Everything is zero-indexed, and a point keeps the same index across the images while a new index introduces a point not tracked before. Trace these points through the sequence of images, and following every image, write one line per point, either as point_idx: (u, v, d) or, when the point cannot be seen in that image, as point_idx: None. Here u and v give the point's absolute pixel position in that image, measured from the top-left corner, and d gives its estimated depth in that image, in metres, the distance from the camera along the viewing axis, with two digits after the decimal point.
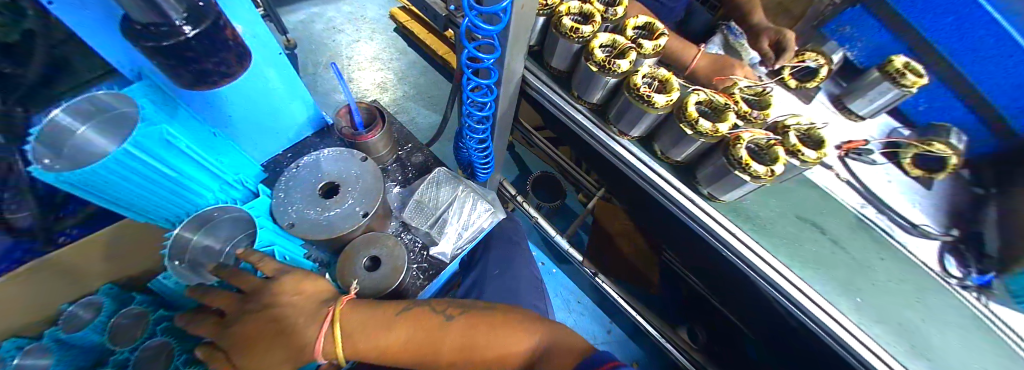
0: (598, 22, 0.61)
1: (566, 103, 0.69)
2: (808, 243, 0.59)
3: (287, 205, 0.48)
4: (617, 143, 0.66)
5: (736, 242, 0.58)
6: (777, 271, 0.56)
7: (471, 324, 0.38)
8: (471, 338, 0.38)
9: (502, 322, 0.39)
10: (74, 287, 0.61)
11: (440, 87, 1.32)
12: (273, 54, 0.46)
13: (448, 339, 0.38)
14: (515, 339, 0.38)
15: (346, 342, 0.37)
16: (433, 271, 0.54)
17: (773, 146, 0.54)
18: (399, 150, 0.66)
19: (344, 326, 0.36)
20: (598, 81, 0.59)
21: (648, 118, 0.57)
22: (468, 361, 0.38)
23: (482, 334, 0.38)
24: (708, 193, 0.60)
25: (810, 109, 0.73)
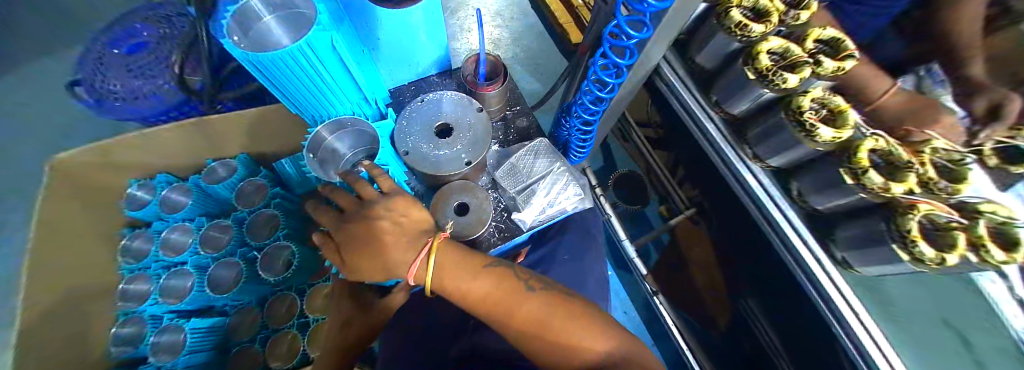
0: (773, 24, 0.50)
1: (699, 107, 0.63)
2: (937, 347, 0.50)
3: (404, 133, 0.51)
4: (745, 167, 0.59)
5: (841, 305, 0.50)
6: (876, 344, 0.48)
7: (547, 303, 0.38)
8: (543, 317, 0.37)
9: (579, 316, 0.37)
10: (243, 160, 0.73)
11: (550, 61, 1.28)
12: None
13: (520, 309, 0.37)
14: (587, 337, 0.36)
15: (436, 275, 0.39)
16: (508, 234, 0.55)
17: (952, 231, 0.42)
18: (507, 109, 0.66)
19: (438, 257, 0.38)
20: (752, 91, 0.52)
21: (799, 150, 0.49)
22: (532, 340, 0.37)
23: (557, 318, 0.37)
24: (842, 258, 0.51)
25: (1001, 197, 0.57)
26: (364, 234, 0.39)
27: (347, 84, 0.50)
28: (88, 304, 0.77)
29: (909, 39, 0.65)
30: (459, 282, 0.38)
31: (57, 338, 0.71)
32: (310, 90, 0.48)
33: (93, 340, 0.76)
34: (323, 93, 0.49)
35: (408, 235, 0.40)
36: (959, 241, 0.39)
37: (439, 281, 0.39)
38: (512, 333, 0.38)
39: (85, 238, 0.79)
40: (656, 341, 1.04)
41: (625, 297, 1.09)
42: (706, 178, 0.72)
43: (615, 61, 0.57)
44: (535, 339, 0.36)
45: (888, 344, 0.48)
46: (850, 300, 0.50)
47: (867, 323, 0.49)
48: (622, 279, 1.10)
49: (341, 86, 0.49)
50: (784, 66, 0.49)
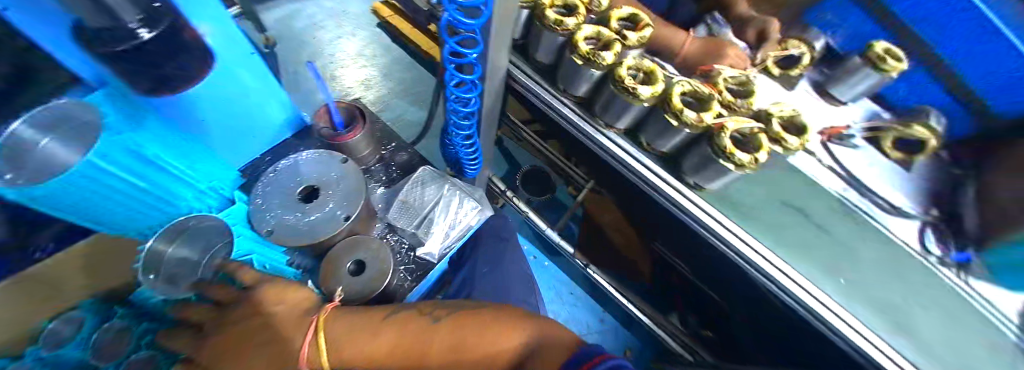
0: (582, 14, 0.60)
1: (552, 95, 0.69)
2: (791, 227, 0.61)
3: (263, 216, 0.46)
4: (604, 135, 0.66)
5: (722, 230, 0.59)
6: (760, 255, 0.57)
7: (455, 328, 0.39)
8: (459, 338, 0.39)
9: (491, 324, 0.40)
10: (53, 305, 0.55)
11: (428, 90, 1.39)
12: (244, 54, 0.44)
13: (433, 341, 0.38)
14: (504, 336, 0.39)
15: (332, 353, 0.36)
16: (421, 272, 0.53)
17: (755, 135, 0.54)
18: (382, 149, 0.64)
19: (328, 335, 0.36)
20: (584, 74, 0.59)
21: (633, 110, 0.58)
22: (457, 361, 0.38)
23: (470, 333, 0.39)
24: (694, 182, 0.61)
25: (793, 96, 0.73)
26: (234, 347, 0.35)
27: (183, 185, 0.45)
28: None
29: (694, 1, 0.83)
30: (358, 342, 0.37)
31: None
32: (142, 204, 0.42)
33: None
34: (164, 197, 0.43)
35: (294, 319, 0.37)
36: (763, 140, 0.53)
37: (339, 353, 0.36)
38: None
39: None
40: (605, 308, 1.11)
41: (566, 279, 1.15)
42: (588, 157, 0.85)
43: (463, 78, 0.61)
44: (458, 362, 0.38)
45: (770, 252, 0.58)
46: (717, 217, 0.60)
47: (733, 231, 0.59)
48: (560, 265, 1.16)
49: (174, 190, 0.44)
50: (601, 47, 0.58)
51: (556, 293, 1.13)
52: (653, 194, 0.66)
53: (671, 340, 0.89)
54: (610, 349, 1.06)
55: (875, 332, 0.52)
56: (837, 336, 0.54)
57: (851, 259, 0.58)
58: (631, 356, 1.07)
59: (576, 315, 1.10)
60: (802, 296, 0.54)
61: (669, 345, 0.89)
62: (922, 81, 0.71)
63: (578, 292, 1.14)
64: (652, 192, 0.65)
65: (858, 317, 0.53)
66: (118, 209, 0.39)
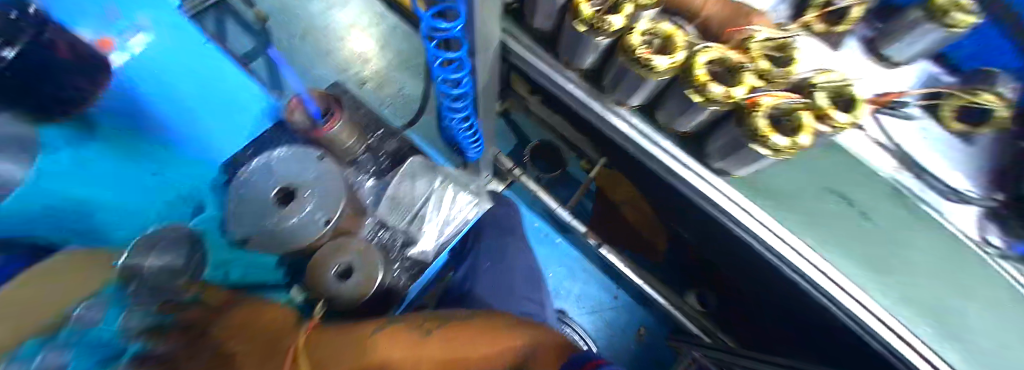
0: None
1: (553, 70, 0.61)
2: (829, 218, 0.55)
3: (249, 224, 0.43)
4: (615, 116, 0.59)
5: (751, 223, 0.54)
6: (798, 254, 0.53)
7: (452, 337, 0.38)
8: (465, 347, 0.37)
9: (492, 331, 0.40)
10: None
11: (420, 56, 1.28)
12: (196, 47, 0.51)
13: (436, 349, 0.36)
14: (509, 338, 0.40)
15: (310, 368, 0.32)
16: (416, 270, 0.51)
17: (797, 111, 0.45)
18: (370, 137, 0.58)
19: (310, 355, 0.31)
20: (589, 44, 0.51)
21: (647, 86, 0.50)
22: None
23: (472, 339, 0.38)
24: (721, 167, 0.54)
25: (838, 58, 0.62)
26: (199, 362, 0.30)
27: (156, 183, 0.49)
28: None
29: None
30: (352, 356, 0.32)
31: None
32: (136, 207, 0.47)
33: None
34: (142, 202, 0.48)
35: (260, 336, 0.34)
36: (805, 119, 0.44)
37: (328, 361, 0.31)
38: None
39: None
40: (619, 286, 1.09)
41: (578, 257, 1.12)
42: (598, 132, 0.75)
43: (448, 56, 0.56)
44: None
45: (808, 250, 0.53)
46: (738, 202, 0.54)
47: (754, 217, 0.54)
48: (573, 242, 1.12)
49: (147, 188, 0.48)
50: (609, 8, 0.48)
51: (568, 271, 1.10)
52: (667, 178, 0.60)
53: (690, 323, 0.91)
54: (621, 325, 1.06)
55: (921, 339, 0.49)
56: (868, 335, 0.52)
57: (898, 252, 0.52)
58: (644, 334, 1.06)
59: (589, 293, 1.09)
60: (844, 302, 0.51)
61: (687, 326, 0.92)
62: (994, 40, 0.58)
63: (590, 270, 1.11)
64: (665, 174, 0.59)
65: (899, 319, 0.50)
66: (98, 226, 0.44)
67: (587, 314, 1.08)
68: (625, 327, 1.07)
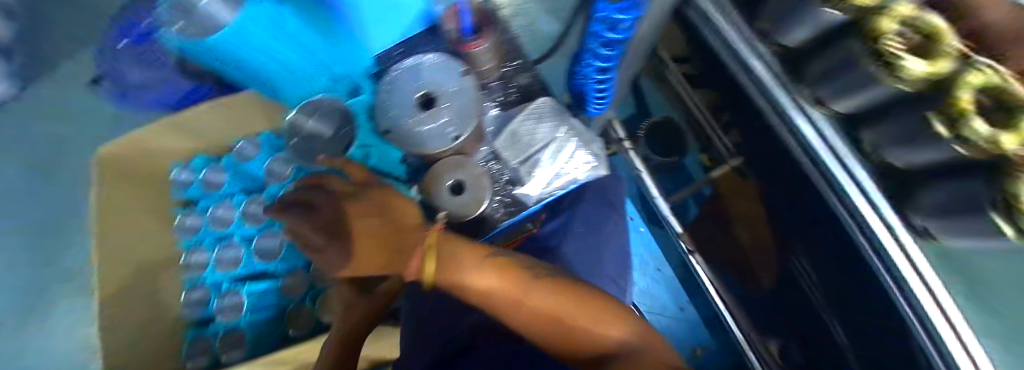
0: None
1: (743, 38, 0.50)
2: None
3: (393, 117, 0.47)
4: (806, 118, 0.47)
5: (928, 303, 0.41)
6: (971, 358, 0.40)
7: (558, 292, 0.37)
8: (563, 307, 0.36)
9: (593, 309, 0.37)
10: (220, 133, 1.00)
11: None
12: None
13: (536, 299, 0.36)
14: (610, 321, 0.37)
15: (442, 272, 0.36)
16: (514, 209, 0.53)
17: None
18: (504, 65, 0.57)
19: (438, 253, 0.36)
20: (813, 15, 0.41)
21: (875, 92, 0.39)
22: (555, 330, 0.36)
23: (572, 302, 0.37)
24: (924, 227, 0.44)
25: None
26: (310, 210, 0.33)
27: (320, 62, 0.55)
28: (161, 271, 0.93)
29: None
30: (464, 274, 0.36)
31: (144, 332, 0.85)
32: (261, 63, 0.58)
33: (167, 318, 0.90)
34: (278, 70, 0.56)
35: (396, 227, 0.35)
36: None
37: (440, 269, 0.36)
38: (535, 328, 0.36)
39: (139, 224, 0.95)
40: (691, 299, 1.06)
41: (659, 254, 1.10)
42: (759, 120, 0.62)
43: (610, 31, 0.52)
44: (559, 333, 0.36)
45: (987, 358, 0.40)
46: (935, 293, 0.42)
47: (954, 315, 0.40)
48: (658, 236, 1.08)
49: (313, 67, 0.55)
50: None
51: (641, 262, 1.09)
52: (845, 226, 0.47)
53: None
54: (679, 336, 1.05)
55: None
56: None
57: None
58: (701, 354, 1.03)
59: (655, 292, 1.08)
60: None
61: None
62: None
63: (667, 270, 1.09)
64: (847, 223, 0.46)
65: None
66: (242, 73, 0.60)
67: (646, 311, 1.08)
68: (682, 339, 1.05)
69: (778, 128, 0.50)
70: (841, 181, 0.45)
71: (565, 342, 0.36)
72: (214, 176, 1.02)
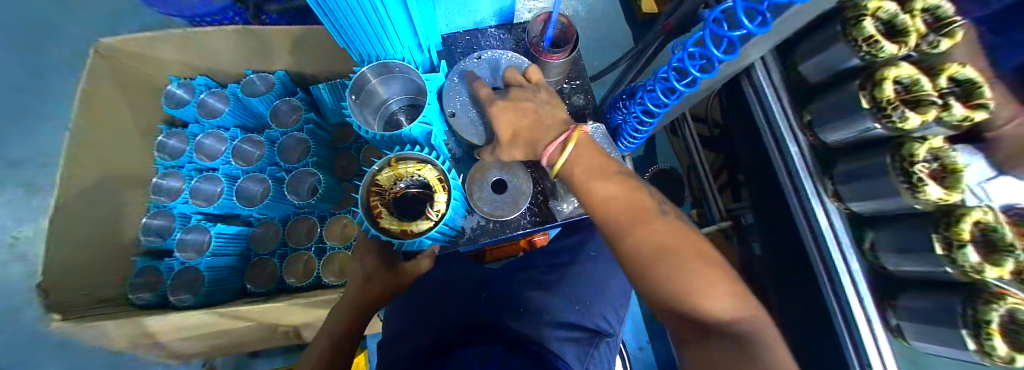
0: (908, 46, 0.42)
1: (787, 125, 0.56)
2: None
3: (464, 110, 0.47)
4: (822, 206, 0.53)
5: None
6: None
7: (674, 230, 0.32)
8: (663, 240, 0.31)
9: (714, 265, 0.30)
10: (235, 63, 0.94)
11: (628, 32, 1.07)
12: None
13: (646, 227, 0.32)
14: (715, 283, 0.28)
15: (567, 164, 0.39)
16: (542, 221, 0.50)
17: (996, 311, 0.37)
18: (565, 82, 0.59)
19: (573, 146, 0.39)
20: (859, 121, 0.46)
21: (893, 202, 0.45)
22: (641, 263, 0.31)
23: (681, 245, 0.30)
24: (896, 325, 0.50)
25: None
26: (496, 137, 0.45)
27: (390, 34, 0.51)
28: (129, 189, 0.89)
29: None
30: (588, 181, 0.37)
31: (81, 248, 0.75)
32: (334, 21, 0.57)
33: (127, 237, 0.87)
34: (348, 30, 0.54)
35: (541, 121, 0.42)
36: (993, 322, 0.37)
37: (571, 172, 0.38)
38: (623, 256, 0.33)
39: (118, 131, 0.87)
40: None
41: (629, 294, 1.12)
42: (767, 195, 0.69)
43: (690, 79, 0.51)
44: (646, 278, 0.31)
45: None
46: None
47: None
48: None
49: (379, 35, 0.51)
50: (910, 101, 0.41)
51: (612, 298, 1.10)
52: (833, 317, 0.52)
53: None
54: None
55: None
56: None
57: None
58: None
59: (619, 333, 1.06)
60: None
61: None
62: None
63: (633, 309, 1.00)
64: (834, 310, 0.51)
65: None
66: None
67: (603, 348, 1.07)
68: None
69: (799, 215, 0.56)
70: (838, 270, 0.50)
71: (651, 291, 0.30)
72: (213, 101, 0.95)
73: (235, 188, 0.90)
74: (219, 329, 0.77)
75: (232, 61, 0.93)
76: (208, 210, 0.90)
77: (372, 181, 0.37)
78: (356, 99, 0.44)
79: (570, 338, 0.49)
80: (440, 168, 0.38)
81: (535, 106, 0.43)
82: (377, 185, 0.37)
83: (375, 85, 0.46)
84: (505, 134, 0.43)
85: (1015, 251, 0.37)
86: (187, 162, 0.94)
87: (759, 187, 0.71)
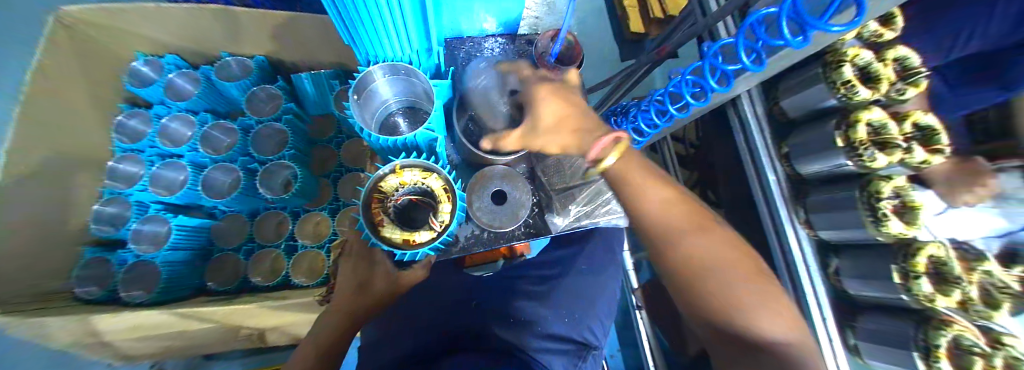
0: (879, 92, 0.49)
1: (768, 155, 0.59)
2: None
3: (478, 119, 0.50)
4: (795, 232, 0.57)
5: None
6: None
7: (727, 244, 0.34)
8: (721, 258, 0.32)
9: (765, 282, 0.32)
10: (209, 43, 0.87)
11: (616, 49, 1.08)
12: None
13: (701, 242, 0.33)
14: (769, 306, 0.30)
15: (620, 169, 0.37)
16: (535, 234, 0.50)
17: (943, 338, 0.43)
18: None
19: (626, 153, 0.38)
20: (834, 158, 0.50)
21: (858, 232, 0.50)
22: (697, 279, 0.32)
23: (733, 259, 0.32)
24: (855, 345, 0.54)
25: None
26: (530, 127, 0.45)
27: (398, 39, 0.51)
28: (76, 172, 0.80)
29: (977, 139, 0.62)
30: (645, 189, 0.36)
31: (20, 237, 0.67)
32: None
33: (70, 226, 0.78)
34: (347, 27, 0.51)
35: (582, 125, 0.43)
36: (943, 349, 0.42)
37: (624, 178, 0.37)
38: (676, 270, 0.33)
39: (68, 108, 0.78)
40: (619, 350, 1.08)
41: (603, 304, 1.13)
42: (742, 216, 0.73)
43: (685, 105, 0.53)
44: (696, 287, 0.32)
45: None
46: None
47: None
48: None
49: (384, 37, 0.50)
50: (879, 143, 0.47)
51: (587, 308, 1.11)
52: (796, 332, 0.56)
53: None
54: None
55: None
56: None
57: None
58: None
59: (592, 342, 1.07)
60: None
61: None
62: None
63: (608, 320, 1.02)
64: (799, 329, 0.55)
65: None
66: None
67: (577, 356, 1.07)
68: None
69: (771, 235, 0.59)
70: (805, 292, 0.54)
71: (700, 305, 0.32)
72: (182, 82, 0.88)
73: (201, 177, 0.84)
74: (180, 330, 0.71)
75: (206, 41, 0.87)
76: (169, 200, 0.82)
77: (376, 187, 0.36)
78: (357, 98, 0.42)
79: (557, 350, 0.50)
80: (446, 178, 0.38)
81: (579, 103, 0.46)
82: (379, 192, 0.36)
83: (378, 84, 0.44)
84: (548, 119, 0.45)
85: (960, 284, 0.42)
86: (148, 146, 0.86)
87: (734, 208, 0.75)
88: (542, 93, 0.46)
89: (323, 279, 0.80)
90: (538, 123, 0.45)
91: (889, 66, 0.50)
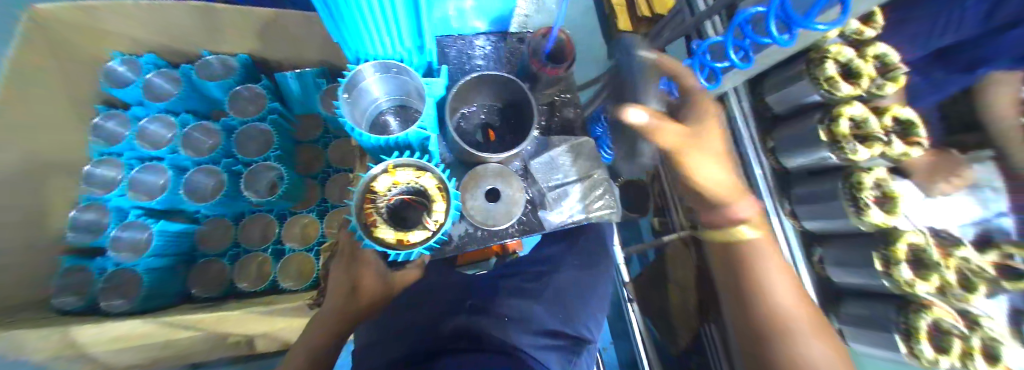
0: (860, 88, 0.51)
1: (755, 149, 0.60)
2: None
3: (470, 115, 0.56)
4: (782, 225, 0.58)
5: None
6: None
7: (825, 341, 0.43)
8: (826, 356, 0.41)
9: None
10: (189, 41, 0.84)
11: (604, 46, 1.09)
12: None
13: (810, 340, 0.42)
14: None
15: (758, 261, 0.47)
16: (529, 232, 0.51)
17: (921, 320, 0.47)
18: (556, 93, 0.62)
19: (762, 246, 0.49)
20: (818, 152, 0.52)
21: (840, 222, 0.52)
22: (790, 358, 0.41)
23: (834, 355, 0.41)
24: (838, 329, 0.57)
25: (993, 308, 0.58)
26: (693, 136, 0.50)
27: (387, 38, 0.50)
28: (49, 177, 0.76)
29: None
30: (775, 282, 0.46)
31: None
32: None
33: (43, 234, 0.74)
34: None
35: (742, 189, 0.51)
36: (922, 330, 0.46)
37: (763, 267, 0.47)
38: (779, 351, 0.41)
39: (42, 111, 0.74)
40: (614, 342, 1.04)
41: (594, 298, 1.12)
42: None
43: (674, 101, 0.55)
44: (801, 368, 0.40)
45: None
46: None
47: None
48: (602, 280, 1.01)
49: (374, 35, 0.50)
50: (861, 137, 0.49)
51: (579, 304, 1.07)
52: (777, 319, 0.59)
53: None
54: None
55: None
56: None
57: None
58: None
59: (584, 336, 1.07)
60: None
61: None
62: None
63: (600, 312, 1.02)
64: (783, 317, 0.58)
65: None
66: None
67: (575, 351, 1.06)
68: None
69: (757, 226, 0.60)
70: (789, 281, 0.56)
71: None
72: (160, 81, 0.84)
73: (182, 180, 0.81)
74: (167, 339, 0.69)
75: (185, 38, 0.83)
76: (149, 205, 0.79)
77: (368, 187, 0.35)
78: (347, 98, 0.41)
79: (553, 346, 0.50)
80: (440, 177, 0.37)
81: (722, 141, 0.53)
82: (372, 192, 0.36)
83: (368, 83, 0.43)
84: (711, 142, 0.51)
85: (940, 271, 0.44)
86: (127, 149, 0.83)
87: None
88: (698, 123, 0.52)
89: (313, 282, 0.78)
90: (702, 143, 0.50)
91: (870, 63, 0.53)
